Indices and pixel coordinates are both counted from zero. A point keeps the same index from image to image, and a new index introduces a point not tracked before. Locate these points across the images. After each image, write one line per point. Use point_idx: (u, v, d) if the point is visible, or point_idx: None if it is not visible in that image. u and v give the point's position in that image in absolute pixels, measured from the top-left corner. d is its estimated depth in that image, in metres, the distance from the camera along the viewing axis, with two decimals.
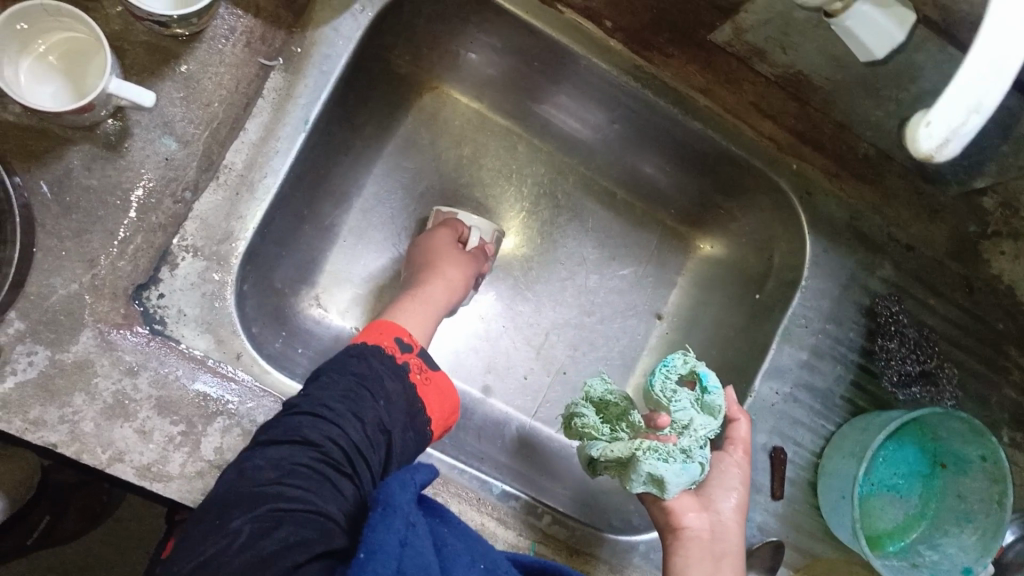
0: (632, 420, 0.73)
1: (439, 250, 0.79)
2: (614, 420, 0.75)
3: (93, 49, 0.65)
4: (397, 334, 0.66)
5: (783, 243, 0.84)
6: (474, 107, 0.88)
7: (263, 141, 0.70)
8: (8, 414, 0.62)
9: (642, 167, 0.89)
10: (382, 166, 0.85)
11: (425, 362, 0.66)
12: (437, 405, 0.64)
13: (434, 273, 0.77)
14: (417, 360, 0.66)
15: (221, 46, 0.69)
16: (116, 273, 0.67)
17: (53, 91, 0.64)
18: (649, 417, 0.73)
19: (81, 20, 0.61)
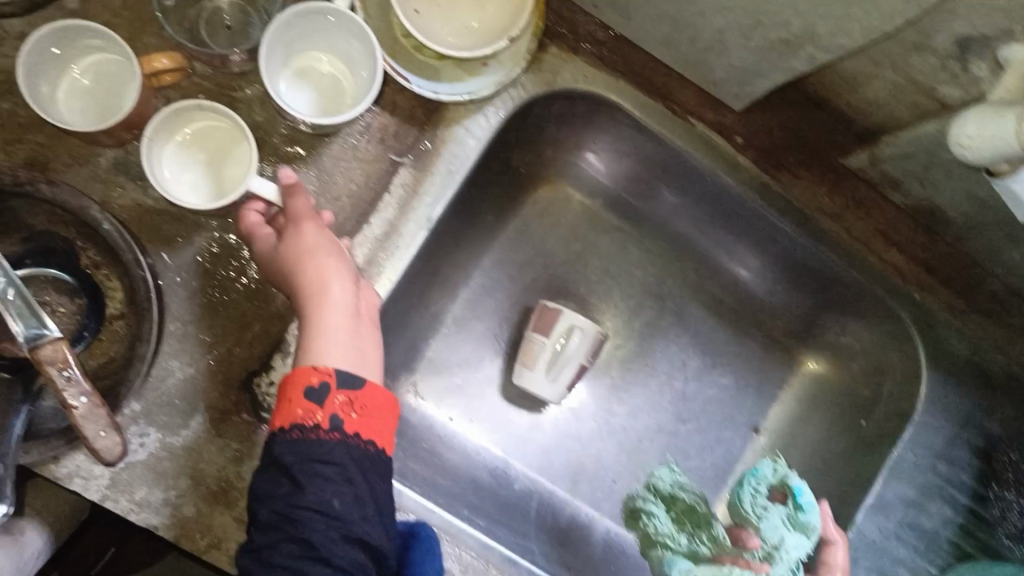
0: (718, 537, 0.71)
1: (300, 253, 0.59)
2: (691, 525, 0.73)
3: (232, 137, 0.65)
4: (309, 380, 0.53)
5: (897, 372, 0.81)
6: (588, 203, 0.87)
7: (385, 237, 0.69)
8: (115, 492, 0.63)
9: (747, 277, 0.87)
10: (491, 256, 0.85)
11: (347, 391, 0.53)
12: (383, 423, 0.54)
13: (315, 296, 0.58)
14: (344, 397, 0.53)
15: (355, 142, 0.70)
16: (231, 358, 0.67)
17: (193, 177, 0.64)
18: (737, 535, 0.72)
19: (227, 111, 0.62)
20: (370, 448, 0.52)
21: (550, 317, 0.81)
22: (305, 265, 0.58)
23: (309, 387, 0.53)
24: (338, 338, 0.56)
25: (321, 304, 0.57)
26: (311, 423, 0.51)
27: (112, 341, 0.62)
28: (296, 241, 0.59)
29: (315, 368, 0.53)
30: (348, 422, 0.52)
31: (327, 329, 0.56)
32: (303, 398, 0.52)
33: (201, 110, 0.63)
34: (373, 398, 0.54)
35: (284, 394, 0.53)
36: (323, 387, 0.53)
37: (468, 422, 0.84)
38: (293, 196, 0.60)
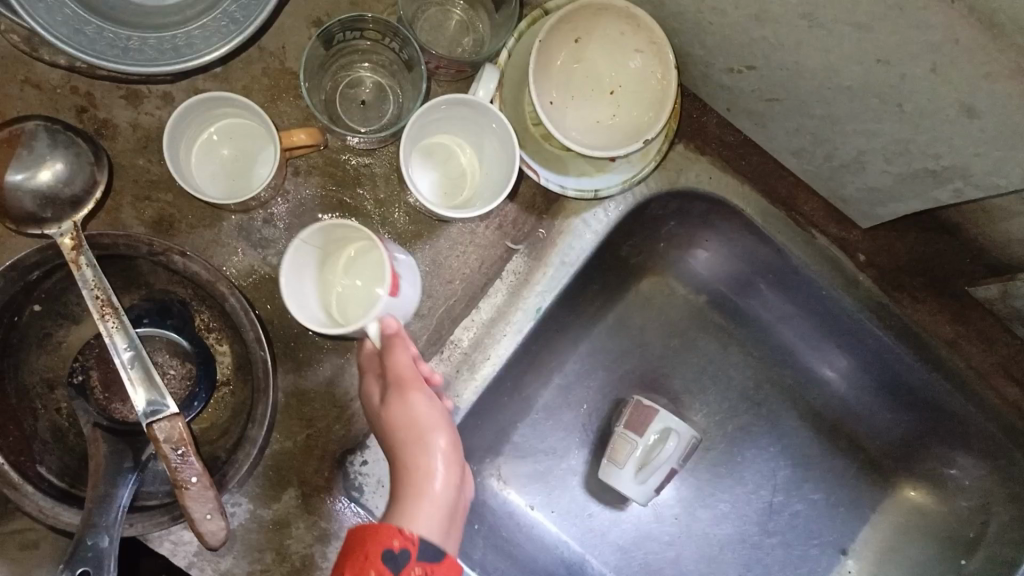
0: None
1: (416, 425, 0.56)
2: None
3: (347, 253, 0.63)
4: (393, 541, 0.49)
5: (1004, 513, 0.76)
6: (692, 300, 0.85)
7: (492, 323, 0.68)
8: (202, 560, 0.63)
9: (849, 393, 0.83)
10: (587, 344, 0.83)
11: (427, 562, 0.49)
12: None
13: (420, 465, 0.55)
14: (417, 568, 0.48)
15: (475, 227, 0.70)
16: (330, 434, 0.66)
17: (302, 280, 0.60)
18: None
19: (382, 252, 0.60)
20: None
21: (643, 415, 0.79)
22: (411, 433, 0.55)
23: (388, 551, 0.48)
24: (431, 516, 0.52)
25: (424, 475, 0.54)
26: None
27: (217, 410, 0.62)
28: (405, 406, 0.56)
29: (400, 531, 0.49)
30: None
31: (422, 502, 0.53)
32: (379, 560, 0.47)
33: (363, 242, 0.61)
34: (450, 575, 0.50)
35: (359, 551, 0.48)
36: (402, 553, 0.48)
37: (548, 512, 0.82)
38: (400, 353, 0.57)
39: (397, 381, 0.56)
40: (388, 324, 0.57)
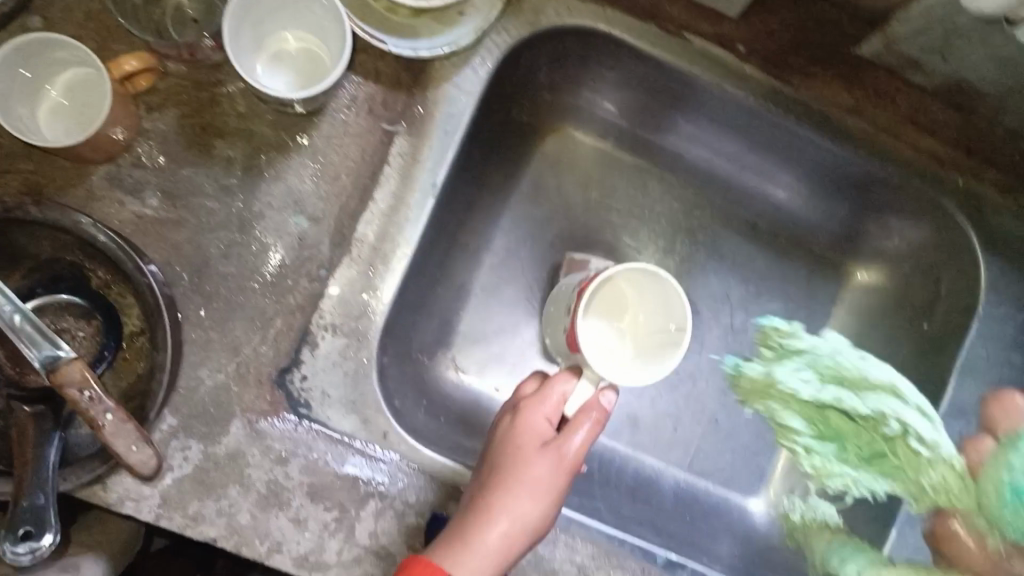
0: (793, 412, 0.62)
1: (551, 452, 0.64)
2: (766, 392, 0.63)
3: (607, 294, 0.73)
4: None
5: (949, 267, 0.75)
6: (600, 147, 0.84)
7: (392, 209, 0.68)
8: (169, 510, 0.62)
9: (779, 195, 0.83)
10: (509, 217, 0.82)
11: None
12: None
13: (517, 470, 0.64)
14: None
15: (344, 116, 0.68)
16: (260, 358, 0.65)
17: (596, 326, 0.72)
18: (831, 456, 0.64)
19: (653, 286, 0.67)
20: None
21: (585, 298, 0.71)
22: (525, 442, 0.65)
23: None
24: (486, 556, 0.60)
25: (509, 510, 0.62)
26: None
27: (135, 358, 0.62)
28: (534, 423, 0.66)
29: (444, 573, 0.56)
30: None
31: (489, 539, 0.60)
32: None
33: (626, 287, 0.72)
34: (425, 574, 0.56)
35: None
36: None
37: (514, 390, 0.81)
38: (553, 393, 0.67)
39: (545, 400, 0.66)
40: (602, 397, 0.65)
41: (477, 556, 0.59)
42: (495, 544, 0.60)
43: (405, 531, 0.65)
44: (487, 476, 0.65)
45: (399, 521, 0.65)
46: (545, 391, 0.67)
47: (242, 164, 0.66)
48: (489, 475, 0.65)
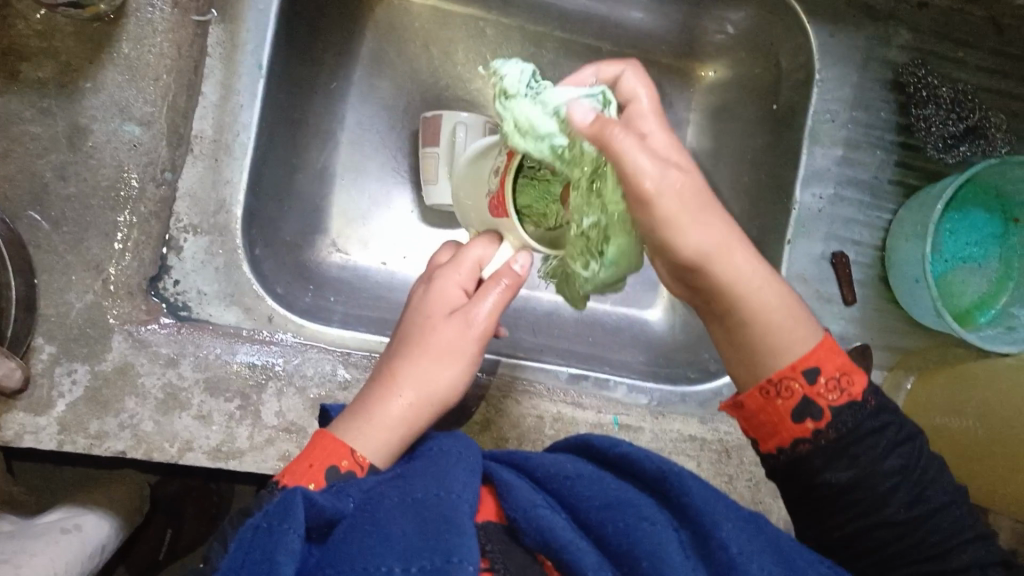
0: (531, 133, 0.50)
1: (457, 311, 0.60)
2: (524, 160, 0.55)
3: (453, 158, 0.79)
4: (334, 460, 0.52)
5: (787, 41, 0.78)
6: (430, 5, 0.84)
7: (224, 100, 0.68)
8: (70, 434, 0.62)
9: (619, 13, 0.84)
10: (356, 92, 0.82)
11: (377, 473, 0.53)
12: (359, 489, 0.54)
13: (423, 343, 0.59)
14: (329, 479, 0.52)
15: (150, 15, 0.66)
16: (126, 272, 0.65)
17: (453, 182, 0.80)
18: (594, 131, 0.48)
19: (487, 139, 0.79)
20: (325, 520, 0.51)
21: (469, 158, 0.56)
22: (431, 317, 0.60)
23: (332, 465, 0.52)
24: (388, 426, 0.56)
25: (417, 378, 0.58)
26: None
27: None
28: (444, 295, 0.61)
29: (349, 453, 0.53)
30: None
31: (394, 406, 0.57)
32: (322, 471, 0.52)
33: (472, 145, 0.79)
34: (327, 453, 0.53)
35: (306, 457, 0.52)
36: (349, 472, 0.53)
37: (402, 261, 0.83)
38: (464, 262, 0.61)
39: (456, 269, 0.61)
40: (514, 262, 0.59)
41: (382, 423, 0.56)
42: (401, 411, 0.57)
43: (310, 404, 0.66)
44: (395, 352, 0.60)
45: (301, 396, 0.66)
46: (460, 256, 0.62)
47: (55, 83, 0.64)
48: (399, 350, 0.60)
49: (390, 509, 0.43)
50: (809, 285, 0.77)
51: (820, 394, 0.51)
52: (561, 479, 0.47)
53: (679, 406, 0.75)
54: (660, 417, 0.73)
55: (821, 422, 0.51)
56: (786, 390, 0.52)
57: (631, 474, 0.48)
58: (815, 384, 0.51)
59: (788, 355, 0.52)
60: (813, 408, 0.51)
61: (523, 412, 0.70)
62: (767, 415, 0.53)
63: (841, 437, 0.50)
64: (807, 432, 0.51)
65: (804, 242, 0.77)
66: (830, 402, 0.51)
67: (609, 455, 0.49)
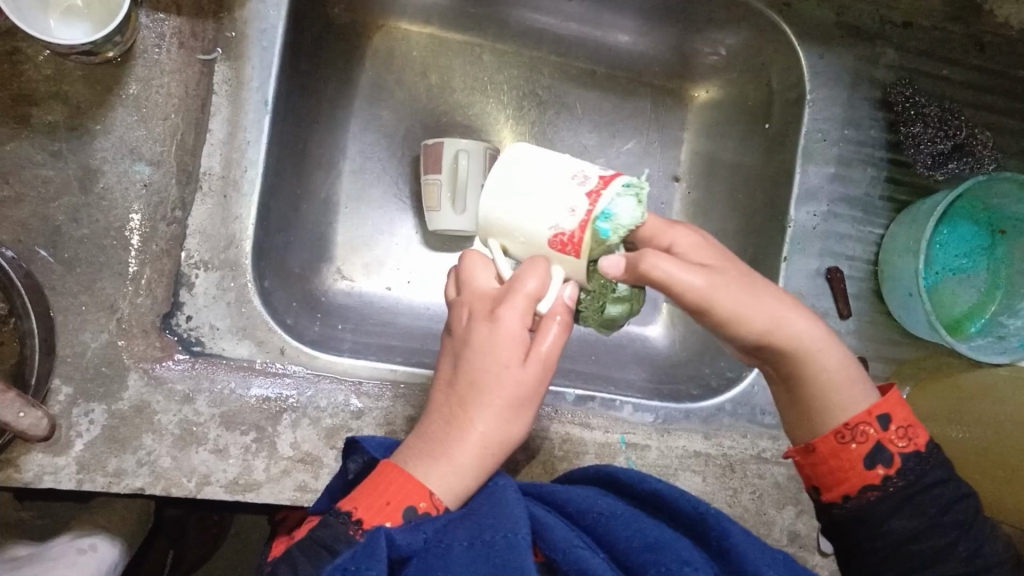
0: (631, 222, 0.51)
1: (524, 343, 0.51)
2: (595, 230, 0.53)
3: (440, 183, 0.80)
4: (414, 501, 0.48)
5: (777, 63, 0.80)
6: (427, 32, 0.85)
7: (231, 136, 0.69)
8: (89, 473, 0.62)
9: (613, 37, 0.86)
10: (357, 121, 0.83)
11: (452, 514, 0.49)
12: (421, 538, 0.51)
13: (485, 383, 0.50)
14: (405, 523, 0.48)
15: (157, 56, 0.67)
16: (139, 309, 0.66)
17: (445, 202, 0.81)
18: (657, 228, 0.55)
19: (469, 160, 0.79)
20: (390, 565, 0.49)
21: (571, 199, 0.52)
22: (474, 323, 0.52)
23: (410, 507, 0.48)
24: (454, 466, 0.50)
25: (479, 397, 0.50)
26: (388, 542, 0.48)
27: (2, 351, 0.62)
28: (479, 290, 0.54)
29: (427, 494, 0.49)
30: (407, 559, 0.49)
31: (463, 443, 0.50)
32: (398, 511, 0.48)
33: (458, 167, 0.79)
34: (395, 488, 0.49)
35: (380, 496, 0.48)
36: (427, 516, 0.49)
37: (407, 286, 0.84)
38: (487, 271, 0.55)
39: (488, 292, 0.54)
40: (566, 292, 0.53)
41: (451, 461, 0.50)
42: (472, 455, 0.50)
43: (325, 434, 0.67)
44: (441, 382, 0.53)
45: (316, 427, 0.67)
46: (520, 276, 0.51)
47: (65, 125, 0.65)
48: (443, 381, 0.53)
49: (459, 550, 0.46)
50: (806, 301, 0.79)
51: (892, 441, 0.52)
52: (594, 515, 0.50)
53: (684, 423, 0.77)
54: (666, 434, 0.74)
55: (892, 469, 0.52)
56: (861, 434, 0.52)
57: (663, 508, 0.51)
58: (888, 430, 0.52)
59: (855, 407, 0.53)
60: (884, 455, 0.52)
61: (533, 435, 0.71)
62: (837, 463, 0.53)
63: (910, 485, 0.52)
64: (878, 478, 0.52)
65: (800, 258, 0.79)
66: (901, 450, 0.52)
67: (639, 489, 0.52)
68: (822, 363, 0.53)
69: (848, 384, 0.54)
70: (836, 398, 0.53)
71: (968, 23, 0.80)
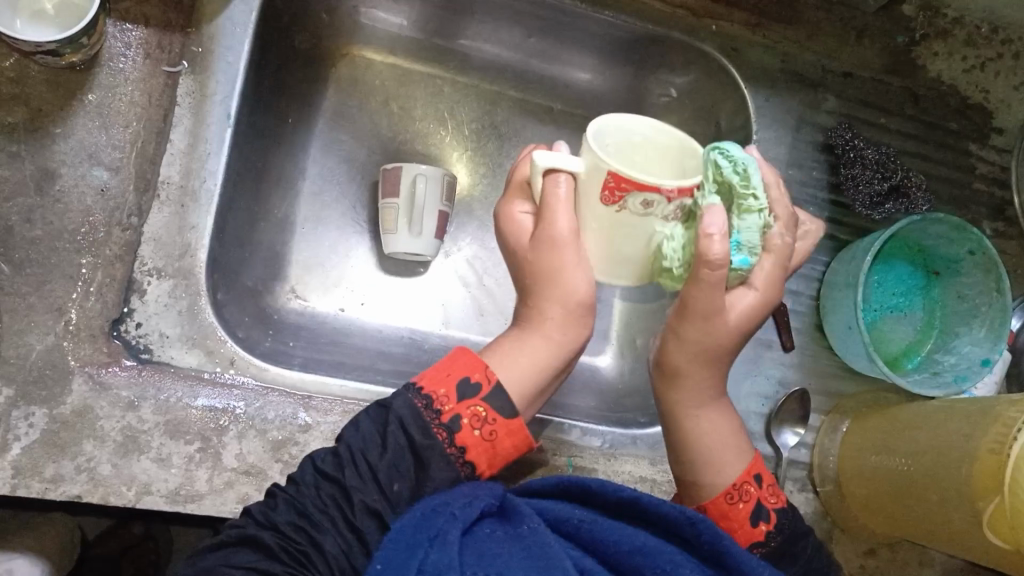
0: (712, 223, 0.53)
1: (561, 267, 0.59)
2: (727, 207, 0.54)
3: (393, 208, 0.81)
4: (469, 374, 0.55)
5: (725, 106, 0.85)
6: (390, 62, 0.89)
7: (191, 147, 0.70)
8: (25, 478, 0.60)
9: (573, 75, 0.91)
10: (318, 144, 0.86)
11: (490, 405, 0.55)
12: (496, 458, 0.55)
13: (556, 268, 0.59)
14: (477, 408, 0.54)
15: (122, 65, 0.69)
16: (88, 313, 0.65)
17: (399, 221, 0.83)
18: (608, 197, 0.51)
19: (430, 184, 0.80)
20: (462, 473, 0.53)
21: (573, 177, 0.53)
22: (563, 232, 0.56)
23: (465, 379, 0.55)
24: (542, 352, 0.60)
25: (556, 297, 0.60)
26: (438, 407, 0.53)
27: None
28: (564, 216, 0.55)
29: (479, 367, 0.56)
30: (464, 434, 0.53)
31: (537, 337, 0.61)
32: (453, 382, 0.55)
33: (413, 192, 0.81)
34: (455, 359, 0.56)
35: (443, 370, 0.55)
36: (477, 385, 0.55)
37: (360, 307, 0.85)
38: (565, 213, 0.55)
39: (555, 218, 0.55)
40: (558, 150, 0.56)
41: (527, 359, 0.60)
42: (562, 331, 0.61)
43: (270, 446, 0.65)
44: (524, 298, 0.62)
45: (262, 439, 0.65)
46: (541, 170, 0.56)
47: (25, 128, 0.66)
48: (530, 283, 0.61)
49: (479, 532, 0.48)
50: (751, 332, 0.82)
51: (767, 498, 0.59)
52: (575, 523, 0.50)
53: (630, 448, 0.77)
54: (612, 459, 0.75)
55: (771, 524, 0.58)
56: (745, 494, 0.60)
57: (644, 514, 0.51)
58: (762, 489, 0.60)
59: (732, 471, 0.61)
60: (763, 513, 0.59)
61: None
62: (726, 523, 0.59)
63: (788, 542, 0.57)
64: (762, 535, 0.58)
65: None
66: (774, 506, 0.59)
67: (612, 500, 0.52)
68: (704, 422, 0.64)
69: (722, 445, 0.63)
70: (718, 456, 0.62)
71: (905, 76, 0.85)
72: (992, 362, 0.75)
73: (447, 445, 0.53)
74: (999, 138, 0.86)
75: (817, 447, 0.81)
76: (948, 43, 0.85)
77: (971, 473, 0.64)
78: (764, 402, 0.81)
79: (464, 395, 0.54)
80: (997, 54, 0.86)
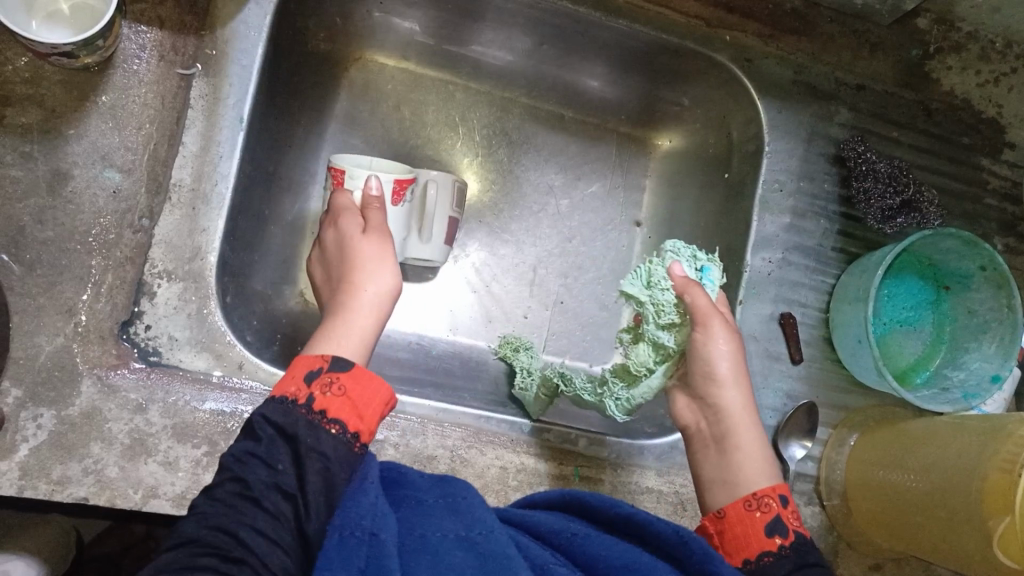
0: (660, 342, 0.68)
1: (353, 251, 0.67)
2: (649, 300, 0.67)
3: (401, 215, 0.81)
4: (308, 367, 0.55)
5: (738, 116, 0.84)
6: (403, 67, 0.89)
7: (204, 150, 0.70)
8: (31, 480, 0.60)
9: (585, 82, 0.91)
10: (329, 147, 0.86)
11: (336, 373, 0.55)
12: (362, 409, 0.54)
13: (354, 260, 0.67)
14: (325, 379, 0.54)
15: (136, 67, 0.68)
16: (98, 315, 0.65)
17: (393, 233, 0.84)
18: (681, 284, 0.66)
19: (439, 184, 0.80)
20: (336, 432, 0.52)
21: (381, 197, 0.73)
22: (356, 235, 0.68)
23: (307, 371, 0.55)
24: (354, 328, 0.61)
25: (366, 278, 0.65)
26: (290, 398, 0.53)
27: None
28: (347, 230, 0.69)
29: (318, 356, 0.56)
30: (320, 400, 0.53)
31: (360, 315, 0.62)
32: (298, 376, 0.54)
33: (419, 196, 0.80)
34: (299, 364, 0.56)
35: (286, 376, 0.55)
36: (318, 371, 0.55)
37: None
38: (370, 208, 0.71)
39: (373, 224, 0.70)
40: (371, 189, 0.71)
41: (343, 332, 0.60)
42: (368, 314, 0.63)
43: None
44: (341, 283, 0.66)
45: None
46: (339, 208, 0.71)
47: (38, 128, 0.65)
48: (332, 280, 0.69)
49: (431, 535, 0.46)
50: (760, 344, 0.81)
51: (790, 517, 0.57)
52: (569, 536, 0.49)
53: (638, 459, 0.77)
54: (619, 469, 0.75)
55: (787, 539, 0.56)
56: (765, 506, 0.58)
57: (639, 534, 0.50)
58: (786, 507, 0.58)
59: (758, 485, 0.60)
60: (780, 528, 0.57)
61: (487, 463, 0.71)
62: (742, 530, 0.58)
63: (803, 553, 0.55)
64: (774, 545, 0.56)
65: (754, 302, 0.81)
66: (796, 527, 0.57)
67: (616, 517, 0.51)
68: (734, 453, 0.63)
69: (761, 465, 0.62)
70: (747, 467, 0.62)
71: (917, 90, 0.85)
72: (1002, 379, 0.75)
73: (309, 416, 0.52)
74: (1011, 153, 0.86)
75: (824, 460, 0.81)
76: (962, 57, 0.85)
77: (981, 488, 0.64)
78: (772, 415, 0.81)
79: (315, 377, 0.54)
80: (1012, 69, 0.86)
